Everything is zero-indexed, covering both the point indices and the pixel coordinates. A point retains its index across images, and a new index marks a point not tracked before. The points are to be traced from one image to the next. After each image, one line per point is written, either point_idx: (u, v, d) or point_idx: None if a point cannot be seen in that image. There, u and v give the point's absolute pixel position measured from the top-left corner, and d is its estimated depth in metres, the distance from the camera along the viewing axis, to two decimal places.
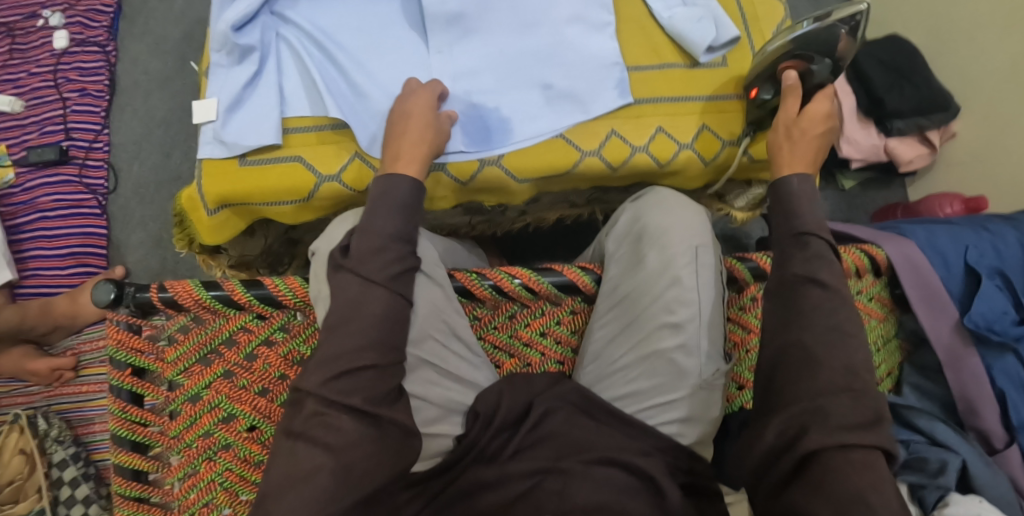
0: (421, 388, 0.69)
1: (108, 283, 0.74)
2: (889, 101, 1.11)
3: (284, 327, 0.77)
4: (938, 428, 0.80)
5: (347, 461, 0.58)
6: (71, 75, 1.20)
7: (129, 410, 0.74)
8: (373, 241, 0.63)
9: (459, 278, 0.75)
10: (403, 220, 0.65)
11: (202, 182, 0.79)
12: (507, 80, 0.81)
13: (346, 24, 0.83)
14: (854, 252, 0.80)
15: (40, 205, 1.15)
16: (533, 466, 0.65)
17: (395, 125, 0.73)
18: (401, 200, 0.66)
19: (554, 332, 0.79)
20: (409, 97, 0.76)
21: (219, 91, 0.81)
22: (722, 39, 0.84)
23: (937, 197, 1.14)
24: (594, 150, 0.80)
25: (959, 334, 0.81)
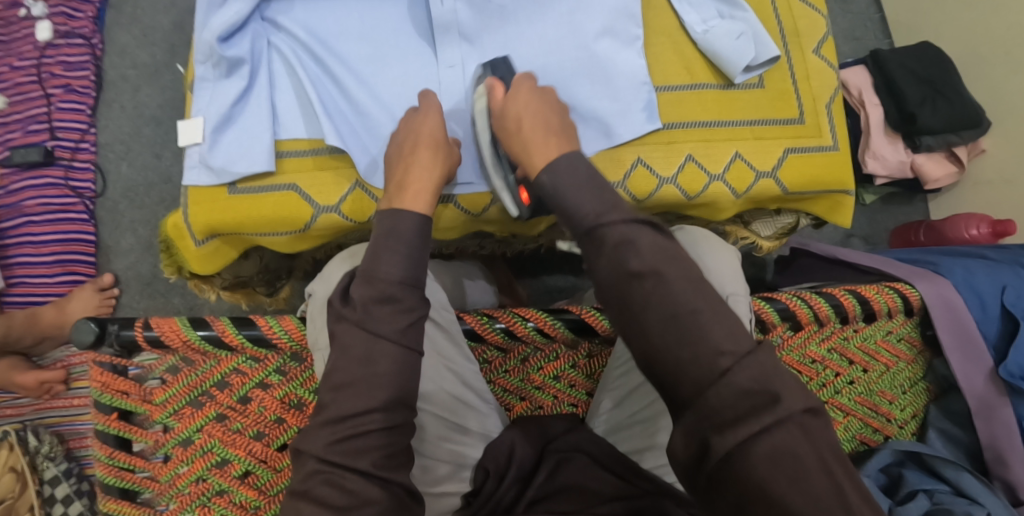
0: (427, 446, 0.66)
1: (88, 322, 0.71)
2: (922, 118, 1.04)
3: (280, 369, 0.76)
4: (965, 479, 0.77)
5: None
6: (55, 69, 1.14)
7: (116, 455, 0.74)
8: (378, 290, 0.57)
9: (469, 322, 0.71)
10: (407, 263, 0.59)
11: (189, 210, 0.74)
12: None
13: (348, 32, 0.76)
14: (886, 293, 0.78)
15: (26, 209, 1.10)
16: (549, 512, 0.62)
17: (403, 150, 0.68)
18: (412, 241, 0.60)
19: (568, 375, 0.75)
20: (417, 119, 0.69)
21: (206, 109, 0.74)
22: (762, 58, 0.78)
23: (963, 217, 1.09)
24: (618, 182, 0.76)
25: (993, 383, 0.78)
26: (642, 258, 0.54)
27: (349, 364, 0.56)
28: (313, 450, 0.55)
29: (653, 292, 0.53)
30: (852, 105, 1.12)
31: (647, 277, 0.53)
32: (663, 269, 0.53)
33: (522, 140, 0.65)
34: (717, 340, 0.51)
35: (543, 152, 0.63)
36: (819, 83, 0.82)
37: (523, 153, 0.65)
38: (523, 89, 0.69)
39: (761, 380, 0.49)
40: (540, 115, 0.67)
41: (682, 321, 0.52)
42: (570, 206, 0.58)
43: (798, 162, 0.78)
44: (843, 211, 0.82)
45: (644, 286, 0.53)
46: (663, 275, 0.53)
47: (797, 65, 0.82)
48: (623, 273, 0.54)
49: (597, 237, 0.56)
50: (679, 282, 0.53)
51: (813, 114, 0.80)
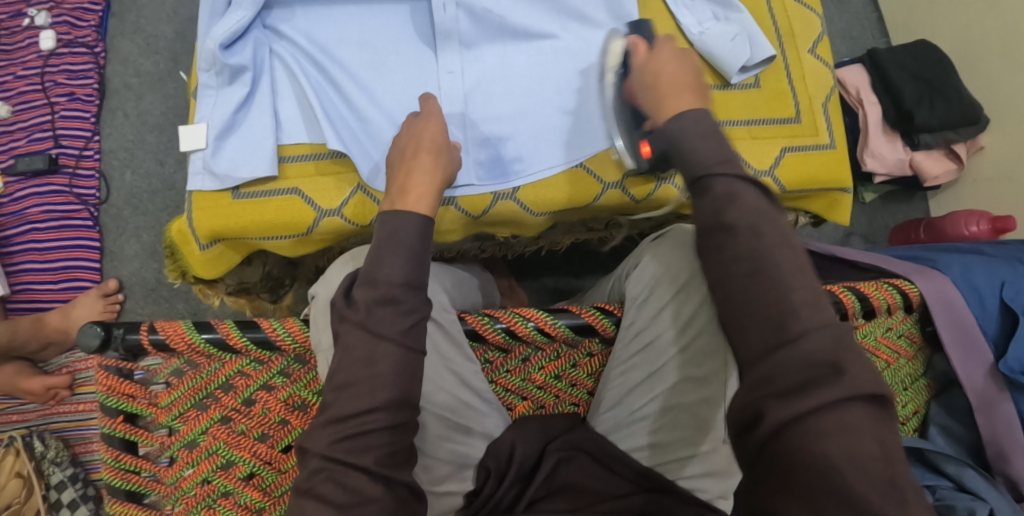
0: (431, 446, 0.67)
1: (95, 325, 0.72)
2: (920, 116, 1.05)
3: (284, 372, 0.76)
4: (966, 474, 0.77)
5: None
6: (59, 78, 1.15)
7: (122, 458, 0.74)
8: (381, 291, 0.58)
9: (469, 323, 0.71)
10: (409, 266, 0.59)
11: (193, 215, 0.75)
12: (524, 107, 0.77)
13: (348, 39, 0.76)
14: (885, 289, 0.78)
15: (30, 217, 1.11)
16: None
17: (405, 154, 0.67)
18: (412, 244, 0.60)
19: (569, 374, 0.76)
20: (419, 123, 0.70)
21: (209, 115, 0.75)
22: (757, 59, 0.79)
23: (963, 214, 1.10)
24: (617, 182, 0.77)
25: (993, 378, 0.78)
26: (742, 213, 0.54)
27: (351, 365, 0.57)
28: (316, 448, 0.56)
29: (750, 242, 0.53)
30: (850, 104, 1.13)
31: (739, 231, 0.53)
32: (760, 226, 0.53)
33: (657, 93, 0.64)
34: (796, 302, 0.51)
35: (677, 103, 0.61)
36: (814, 83, 0.82)
37: (654, 105, 0.64)
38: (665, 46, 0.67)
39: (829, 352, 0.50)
40: (682, 72, 0.64)
41: (768, 277, 0.52)
42: (687, 154, 0.58)
43: (796, 161, 0.79)
44: (840, 209, 0.83)
45: (737, 239, 0.53)
46: (761, 230, 0.53)
47: (793, 65, 0.82)
48: (720, 223, 0.54)
49: (703, 186, 0.56)
50: (775, 241, 0.53)
51: (809, 113, 0.81)
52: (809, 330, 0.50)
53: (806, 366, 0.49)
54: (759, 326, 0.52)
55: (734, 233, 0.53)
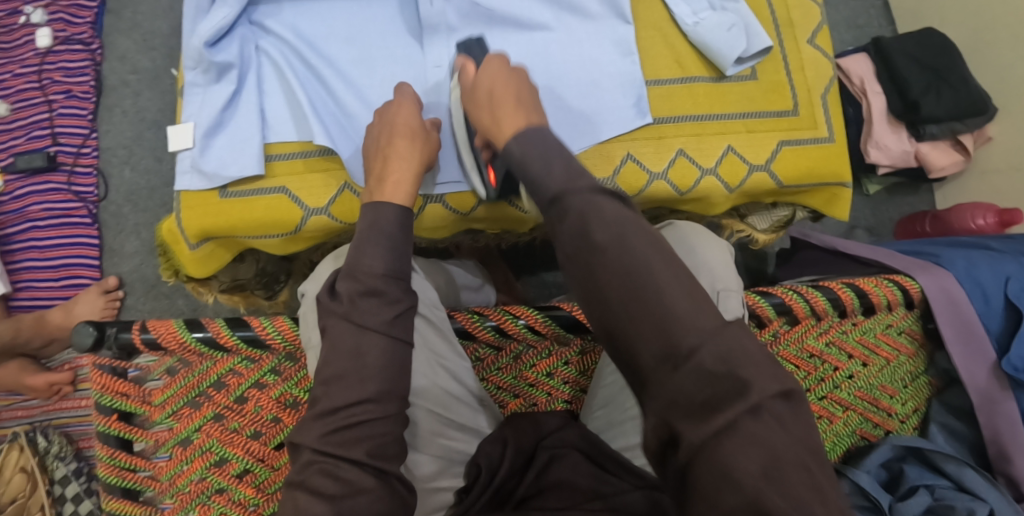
0: (422, 442, 0.66)
1: (87, 326, 0.72)
2: (925, 106, 1.02)
3: (275, 369, 0.76)
4: (966, 474, 0.75)
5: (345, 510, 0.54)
6: (57, 76, 1.15)
7: (118, 456, 0.75)
8: (363, 283, 0.57)
9: (459, 321, 0.71)
10: (390, 257, 0.59)
11: (182, 215, 0.75)
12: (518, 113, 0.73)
13: (335, 34, 0.76)
14: (885, 286, 0.77)
15: (31, 214, 1.12)
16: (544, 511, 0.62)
17: (380, 141, 0.67)
18: (393, 234, 0.60)
19: (562, 372, 0.74)
20: (391, 110, 0.69)
21: (196, 114, 0.75)
22: (754, 49, 0.77)
23: (969, 207, 1.08)
24: (607, 177, 0.75)
25: (995, 377, 0.77)
26: (607, 229, 0.50)
27: (341, 356, 0.56)
28: (306, 441, 0.56)
29: (617, 259, 0.49)
30: (854, 94, 1.10)
31: (609, 249, 0.49)
32: (627, 237, 0.50)
33: (492, 111, 0.63)
34: (681, 312, 0.47)
35: (513, 121, 0.60)
36: (813, 73, 0.80)
37: (491, 122, 0.63)
38: (495, 65, 0.67)
39: (727, 363, 0.46)
40: (509, 87, 0.64)
41: (645, 296, 0.48)
42: (537, 174, 0.55)
43: (794, 154, 0.77)
44: (840, 204, 0.81)
45: (608, 258, 0.49)
46: (627, 243, 0.49)
47: (791, 55, 0.80)
48: (585, 245, 0.50)
49: (560, 206, 0.53)
50: (647, 254, 0.49)
51: (808, 105, 0.79)
52: (700, 346, 0.46)
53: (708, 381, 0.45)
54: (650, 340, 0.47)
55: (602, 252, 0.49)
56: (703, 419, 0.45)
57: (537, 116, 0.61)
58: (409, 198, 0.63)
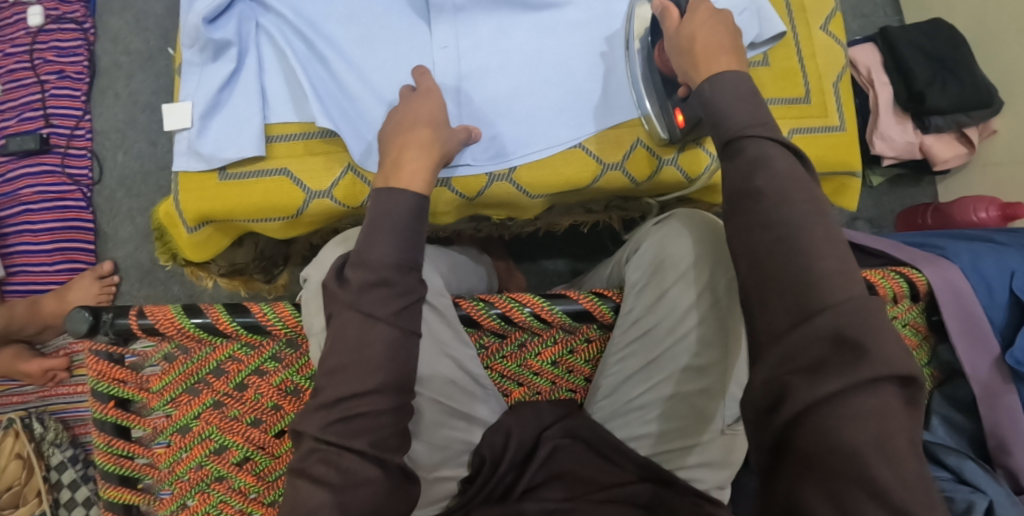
0: (426, 432, 0.65)
1: (83, 310, 0.71)
2: (930, 97, 1.02)
3: (275, 357, 0.75)
4: (967, 466, 0.75)
5: (348, 501, 0.53)
6: (48, 55, 1.12)
7: (115, 443, 0.74)
8: (376, 274, 0.56)
9: (464, 308, 0.68)
10: (401, 246, 0.57)
11: (180, 198, 0.74)
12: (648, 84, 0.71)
13: (336, 13, 0.74)
14: (892, 277, 0.75)
15: (23, 197, 1.09)
16: (550, 505, 0.63)
17: (400, 126, 0.66)
18: (403, 222, 0.59)
19: (567, 361, 0.73)
20: (417, 99, 0.68)
21: (193, 94, 0.74)
22: (766, 35, 0.74)
23: (971, 200, 1.08)
24: (617, 162, 0.74)
25: (997, 369, 0.77)
26: (770, 178, 0.52)
27: (347, 345, 0.55)
28: (309, 432, 0.55)
29: (773, 207, 0.51)
30: (861, 84, 1.09)
31: (767, 196, 0.52)
32: (787, 189, 0.52)
33: (692, 54, 0.61)
34: (824, 272, 0.49)
35: (713, 65, 0.60)
36: (824, 60, 0.79)
37: (690, 68, 0.61)
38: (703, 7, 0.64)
39: (844, 334, 0.47)
40: (718, 35, 0.61)
41: (789, 246, 0.50)
42: (720, 115, 0.56)
43: (804, 141, 0.76)
44: (848, 194, 0.80)
45: (764, 202, 0.52)
46: (788, 197, 0.51)
47: (803, 41, 0.78)
48: (746, 187, 0.53)
49: (736, 148, 0.55)
50: (790, 193, 0.52)
51: (819, 92, 0.77)
52: (832, 306, 0.48)
53: (828, 342, 0.47)
54: (783, 297, 0.50)
55: (761, 199, 0.52)
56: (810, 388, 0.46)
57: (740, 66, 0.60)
58: (427, 186, 0.62)
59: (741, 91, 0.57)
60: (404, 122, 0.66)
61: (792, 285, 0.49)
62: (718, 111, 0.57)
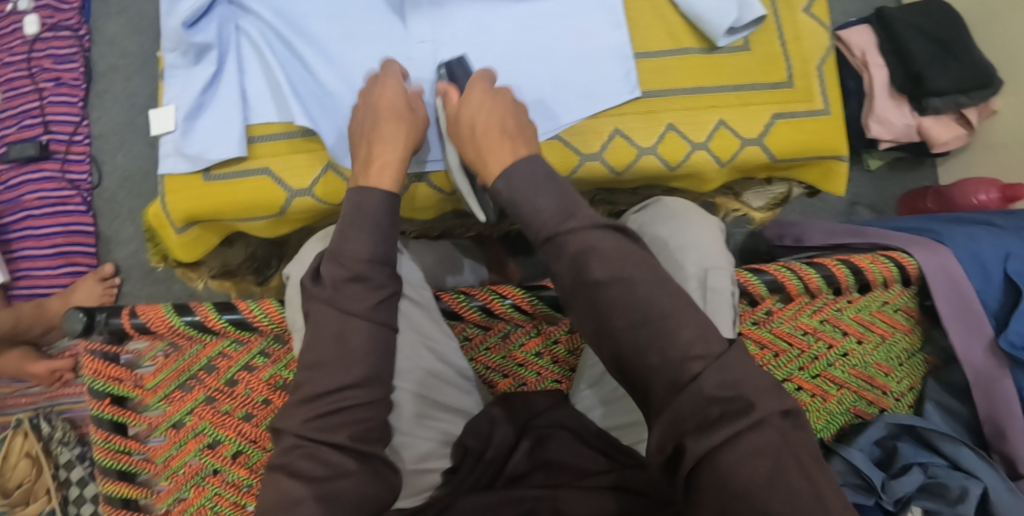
0: (408, 425, 0.64)
1: (78, 311, 0.73)
2: (930, 79, 0.99)
3: (264, 352, 0.76)
4: (961, 453, 0.74)
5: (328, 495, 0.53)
6: (46, 63, 1.14)
7: (113, 439, 0.75)
8: (342, 268, 0.57)
9: (446, 301, 0.69)
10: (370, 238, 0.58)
11: (167, 199, 0.75)
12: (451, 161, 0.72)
13: (315, 11, 0.74)
14: (881, 262, 0.74)
15: (26, 204, 1.11)
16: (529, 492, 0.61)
17: (365, 126, 0.66)
18: (380, 218, 0.59)
19: (551, 352, 0.73)
20: (375, 90, 0.68)
21: (178, 97, 0.75)
22: (746, 20, 0.73)
23: (973, 182, 1.05)
24: (594, 153, 0.72)
25: (993, 354, 0.74)
26: (605, 266, 0.52)
27: (328, 338, 0.56)
28: (290, 427, 0.55)
29: (621, 296, 0.51)
30: (855, 67, 1.07)
31: (610, 286, 0.52)
32: (628, 275, 0.52)
33: (475, 146, 0.61)
34: (686, 346, 0.49)
35: (498, 157, 0.59)
36: (810, 43, 0.77)
37: (474, 158, 0.61)
38: (477, 88, 0.64)
39: (731, 387, 0.48)
40: (497, 116, 0.62)
41: (652, 327, 0.50)
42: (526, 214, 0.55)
43: (784, 126, 0.74)
44: (835, 179, 0.78)
45: (611, 294, 0.51)
46: (630, 280, 0.52)
47: (786, 25, 0.76)
48: (583, 283, 0.52)
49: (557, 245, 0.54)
50: (644, 283, 0.52)
51: (803, 76, 0.76)
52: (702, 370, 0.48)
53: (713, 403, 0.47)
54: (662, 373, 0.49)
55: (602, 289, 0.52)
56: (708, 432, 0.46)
57: (524, 148, 0.60)
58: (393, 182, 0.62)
59: (535, 181, 0.56)
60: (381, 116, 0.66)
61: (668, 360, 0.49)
62: (522, 208, 0.56)
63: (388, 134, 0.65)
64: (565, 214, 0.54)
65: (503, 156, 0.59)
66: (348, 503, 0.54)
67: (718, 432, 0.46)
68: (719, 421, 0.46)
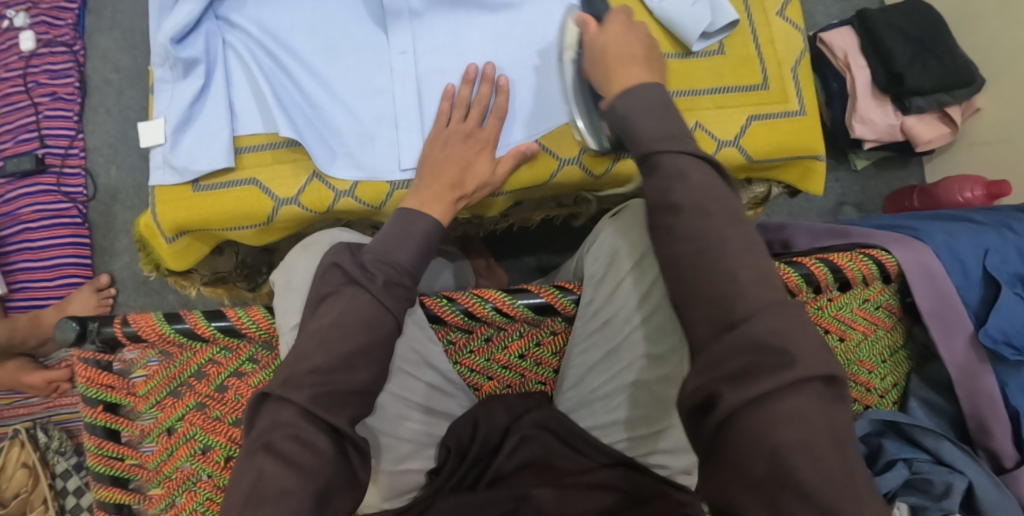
0: (393, 427, 0.66)
1: (70, 321, 0.74)
2: (909, 79, 1.01)
3: (252, 358, 0.77)
4: (945, 447, 0.74)
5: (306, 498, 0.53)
6: (41, 78, 1.16)
7: (105, 446, 0.77)
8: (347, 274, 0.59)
9: (428, 305, 0.69)
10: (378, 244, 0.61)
11: (156, 210, 0.76)
12: (511, 111, 0.74)
13: (298, 24, 0.76)
14: (860, 260, 0.75)
15: (22, 217, 1.13)
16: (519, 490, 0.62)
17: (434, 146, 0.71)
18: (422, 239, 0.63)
19: (534, 354, 0.74)
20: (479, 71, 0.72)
21: (166, 110, 0.76)
22: (720, 24, 0.75)
23: (957, 180, 1.06)
24: (572, 157, 0.74)
25: (972, 349, 0.74)
26: (688, 190, 0.55)
27: (321, 331, 0.57)
28: (275, 418, 0.55)
29: (693, 221, 0.54)
30: (838, 69, 1.08)
31: (687, 209, 0.54)
32: (707, 202, 0.54)
33: (609, 70, 0.66)
34: (745, 283, 0.51)
35: (626, 76, 0.64)
36: (783, 45, 0.78)
37: (604, 80, 0.66)
38: (616, 21, 0.69)
39: (778, 337, 0.48)
40: (632, 45, 0.66)
41: (711, 255, 0.52)
42: (634, 129, 0.60)
43: (760, 127, 0.75)
44: (814, 178, 0.79)
45: (687, 218, 0.54)
46: (706, 209, 0.54)
47: (760, 29, 0.78)
48: (665, 201, 0.55)
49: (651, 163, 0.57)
50: (719, 215, 0.54)
51: (778, 78, 0.77)
52: (756, 315, 0.49)
53: (753, 352, 0.48)
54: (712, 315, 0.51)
55: (679, 213, 0.54)
56: (739, 385, 0.47)
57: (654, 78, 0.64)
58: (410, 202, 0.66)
59: (652, 103, 0.61)
60: (449, 140, 0.71)
61: (720, 306, 0.51)
62: (631, 124, 0.60)
63: (485, 142, 0.71)
64: (671, 136, 0.58)
65: (636, 76, 0.64)
66: (325, 503, 0.54)
67: (755, 387, 0.47)
68: (760, 373, 0.47)
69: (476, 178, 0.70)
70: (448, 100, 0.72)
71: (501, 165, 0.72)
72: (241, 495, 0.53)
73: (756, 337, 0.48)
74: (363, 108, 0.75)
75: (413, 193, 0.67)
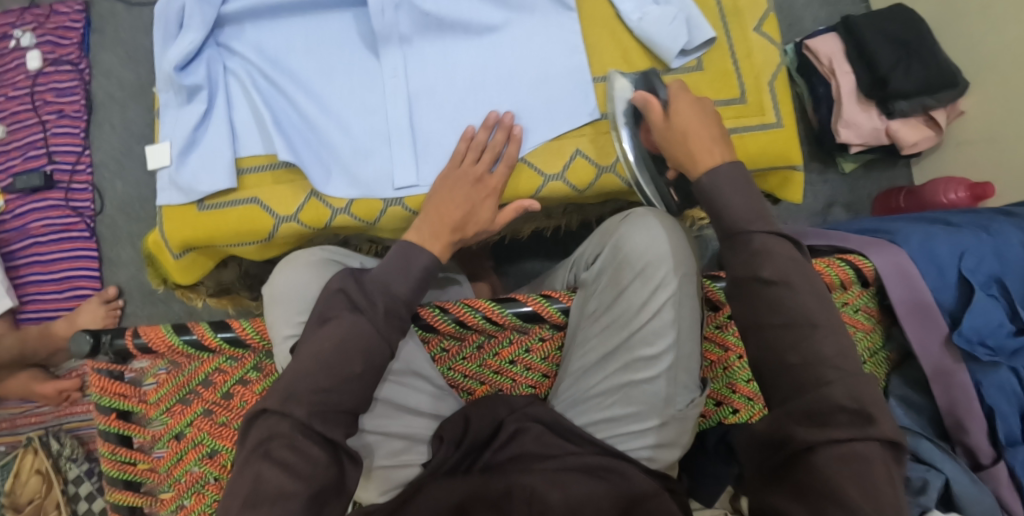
0: (386, 428, 0.69)
1: (85, 333, 0.77)
2: (893, 83, 1.03)
3: (257, 366, 0.80)
4: (922, 445, 0.77)
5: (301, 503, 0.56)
6: (48, 96, 1.20)
7: (119, 451, 0.80)
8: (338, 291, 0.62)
9: (422, 316, 0.73)
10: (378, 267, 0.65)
11: (165, 227, 0.79)
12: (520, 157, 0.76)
13: (295, 48, 0.79)
14: (837, 265, 0.76)
15: (31, 231, 1.17)
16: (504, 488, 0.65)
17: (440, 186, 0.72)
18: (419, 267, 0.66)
19: (524, 359, 0.77)
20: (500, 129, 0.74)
21: (172, 133, 0.79)
22: (697, 41, 0.78)
23: (942, 181, 1.09)
24: (557, 173, 0.76)
25: (947, 349, 0.77)
26: (773, 268, 0.56)
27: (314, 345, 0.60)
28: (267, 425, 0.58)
29: (785, 296, 0.56)
30: (823, 74, 1.10)
31: (778, 284, 0.56)
32: (792, 277, 0.56)
33: (683, 148, 0.65)
34: (828, 355, 0.54)
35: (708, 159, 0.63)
36: (761, 58, 0.80)
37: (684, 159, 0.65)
38: (681, 97, 0.68)
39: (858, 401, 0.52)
40: (704, 126, 0.66)
41: (800, 329, 0.55)
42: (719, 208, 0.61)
43: (737, 137, 0.78)
44: (792, 188, 0.82)
45: (779, 293, 0.56)
46: (794, 283, 0.56)
47: (738, 43, 0.80)
48: (754, 278, 0.57)
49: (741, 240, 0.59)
50: (806, 293, 0.56)
51: (755, 91, 0.79)
52: (835, 380, 0.53)
53: (833, 407, 0.52)
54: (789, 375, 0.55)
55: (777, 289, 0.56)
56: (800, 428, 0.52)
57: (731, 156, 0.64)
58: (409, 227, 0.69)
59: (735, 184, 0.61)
60: (459, 181, 0.72)
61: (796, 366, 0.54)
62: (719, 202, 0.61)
63: (493, 187, 0.73)
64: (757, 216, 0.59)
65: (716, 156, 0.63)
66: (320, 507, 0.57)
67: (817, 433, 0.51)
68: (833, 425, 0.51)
69: (477, 225, 0.71)
70: (465, 141, 0.74)
71: (502, 215, 0.74)
72: (240, 496, 0.57)
73: (839, 401, 0.52)
74: (358, 128, 0.77)
75: (414, 231, 0.69)
